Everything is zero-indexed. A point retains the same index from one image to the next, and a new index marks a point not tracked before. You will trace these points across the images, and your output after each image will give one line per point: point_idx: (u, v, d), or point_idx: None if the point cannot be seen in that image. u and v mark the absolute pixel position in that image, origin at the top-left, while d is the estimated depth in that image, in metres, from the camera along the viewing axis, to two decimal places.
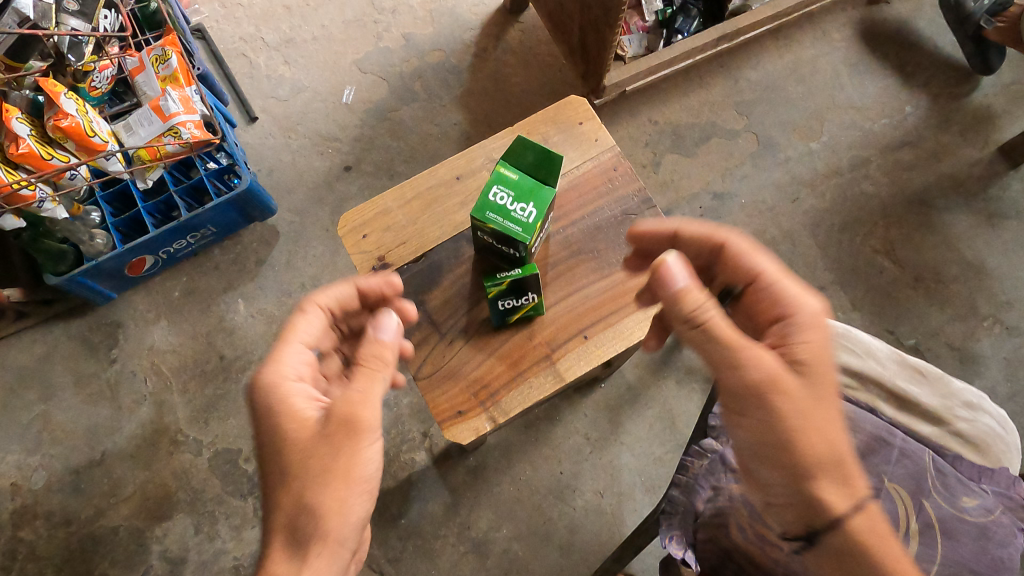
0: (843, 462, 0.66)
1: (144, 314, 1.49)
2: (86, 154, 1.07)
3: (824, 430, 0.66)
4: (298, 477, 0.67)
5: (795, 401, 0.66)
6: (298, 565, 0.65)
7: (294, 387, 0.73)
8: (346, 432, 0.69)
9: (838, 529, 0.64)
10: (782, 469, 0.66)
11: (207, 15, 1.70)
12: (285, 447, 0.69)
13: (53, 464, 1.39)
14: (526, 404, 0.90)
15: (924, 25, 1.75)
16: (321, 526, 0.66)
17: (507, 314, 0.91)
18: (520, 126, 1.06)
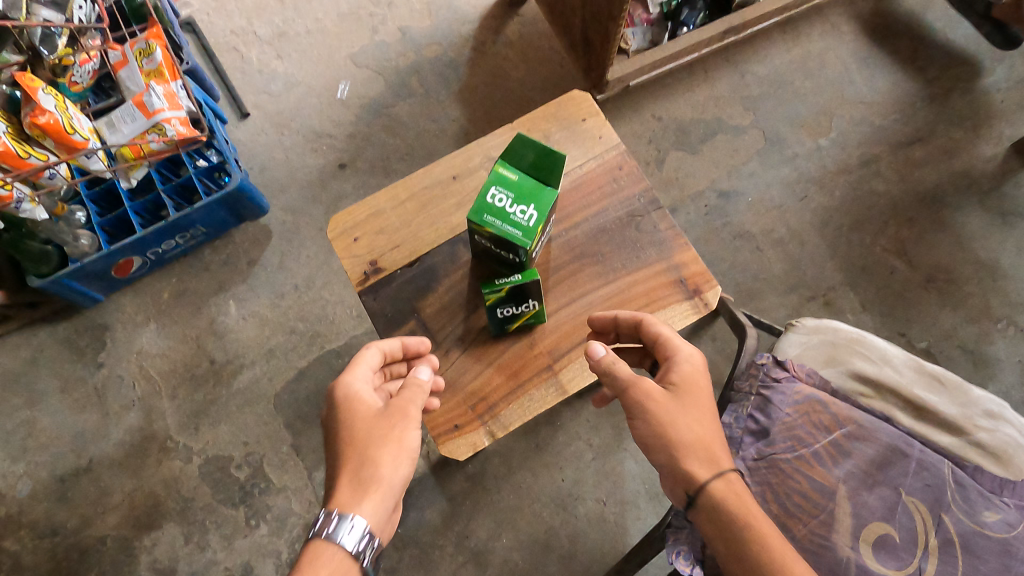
0: (709, 446, 0.74)
1: (132, 316, 1.45)
2: (65, 152, 1.03)
3: (691, 425, 0.74)
4: (359, 440, 0.72)
5: (660, 404, 0.75)
6: (357, 502, 0.69)
7: (356, 379, 0.78)
8: (402, 413, 0.75)
9: (705, 496, 0.71)
10: (661, 456, 0.75)
11: (197, 8, 1.65)
12: (348, 418, 0.74)
13: (39, 472, 1.35)
14: (525, 417, 0.85)
15: (935, 17, 1.70)
16: (374, 475, 0.70)
17: (505, 321, 0.86)
18: (520, 122, 1.01)
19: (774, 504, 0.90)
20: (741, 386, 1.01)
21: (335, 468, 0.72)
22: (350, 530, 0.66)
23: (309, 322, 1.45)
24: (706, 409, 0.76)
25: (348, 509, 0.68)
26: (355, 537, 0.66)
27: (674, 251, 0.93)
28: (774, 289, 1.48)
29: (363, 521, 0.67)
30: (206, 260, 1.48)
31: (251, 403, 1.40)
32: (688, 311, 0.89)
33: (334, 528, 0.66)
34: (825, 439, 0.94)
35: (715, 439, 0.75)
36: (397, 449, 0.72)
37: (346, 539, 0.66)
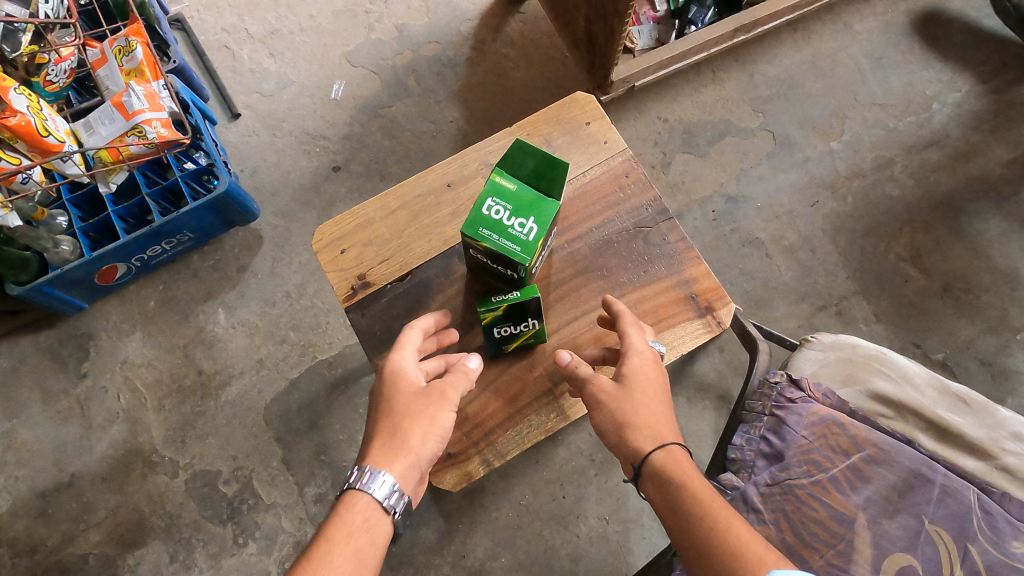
0: (655, 423, 0.70)
1: (117, 324, 1.39)
2: (39, 156, 0.97)
3: (637, 408, 0.71)
4: (397, 410, 0.69)
5: (607, 392, 0.73)
6: (388, 462, 0.65)
7: (401, 355, 0.74)
8: (443, 394, 0.71)
9: (646, 466, 0.68)
10: (611, 440, 0.72)
11: (187, 5, 1.60)
12: (390, 386, 0.71)
13: (18, 487, 1.29)
14: (524, 446, 0.81)
15: (952, 16, 1.65)
16: (405, 442, 0.67)
17: (503, 340, 0.81)
18: (520, 126, 0.95)
19: (788, 533, 0.84)
20: (753, 406, 0.95)
21: (369, 433, 0.69)
22: (382, 485, 0.63)
23: (300, 331, 1.39)
24: (656, 392, 0.73)
25: (379, 467, 0.65)
26: (387, 492, 0.63)
27: (684, 265, 0.87)
28: (784, 298, 1.43)
29: (394, 481, 0.64)
30: (194, 266, 1.43)
31: (240, 416, 1.35)
32: (699, 329, 0.84)
33: (367, 480, 0.63)
34: (843, 463, 0.88)
35: (665, 416, 0.72)
36: (430, 424, 0.69)
37: (377, 492, 0.63)
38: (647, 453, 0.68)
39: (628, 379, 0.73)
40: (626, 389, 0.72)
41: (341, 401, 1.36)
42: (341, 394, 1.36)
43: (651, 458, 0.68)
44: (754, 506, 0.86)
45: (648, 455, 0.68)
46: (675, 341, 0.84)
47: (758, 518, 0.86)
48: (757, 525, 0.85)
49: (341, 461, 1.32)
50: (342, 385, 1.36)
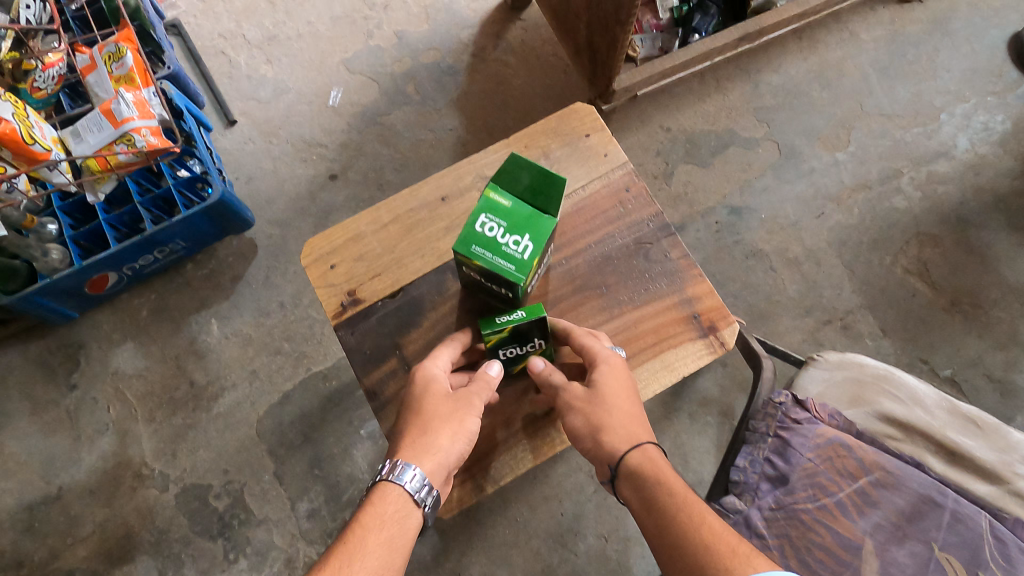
0: (629, 424, 0.70)
1: (108, 334, 1.37)
2: (25, 164, 0.95)
3: (611, 411, 0.71)
4: (426, 410, 0.69)
5: (580, 396, 0.72)
6: (416, 457, 0.65)
7: (434, 361, 0.74)
8: (471, 399, 0.71)
9: (622, 467, 0.67)
10: (585, 444, 0.71)
11: (184, 10, 1.58)
12: (420, 389, 0.71)
13: (5, 500, 1.27)
14: (518, 470, 0.79)
15: (960, 25, 1.62)
16: (435, 441, 0.67)
17: (509, 361, 0.80)
18: (518, 138, 0.93)
19: (793, 560, 0.81)
20: (757, 426, 0.92)
21: (399, 431, 0.69)
22: (413, 476, 0.64)
23: (295, 342, 1.37)
24: (628, 394, 0.73)
25: (409, 461, 0.65)
26: (418, 484, 0.63)
27: (686, 283, 0.84)
28: (788, 312, 1.40)
29: (423, 474, 0.64)
30: (187, 275, 1.41)
31: (232, 428, 1.32)
32: (702, 350, 0.81)
33: (397, 470, 0.64)
34: (850, 487, 0.85)
35: (638, 417, 0.71)
36: (459, 426, 0.69)
37: (408, 482, 0.63)
38: (622, 453, 0.68)
39: (599, 383, 0.73)
40: (597, 393, 0.72)
41: (336, 414, 1.33)
42: (335, 407, 1.33)
43: (626, 458, 0.67)
44: (757, 531, 0.83)
45: (622, 456, 0.68)
46: (676, 362, 0.81)
47: (762, 544, 0.83)
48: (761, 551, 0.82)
49: (334, 476, 1.29)
50: (337, 398, 1.34)
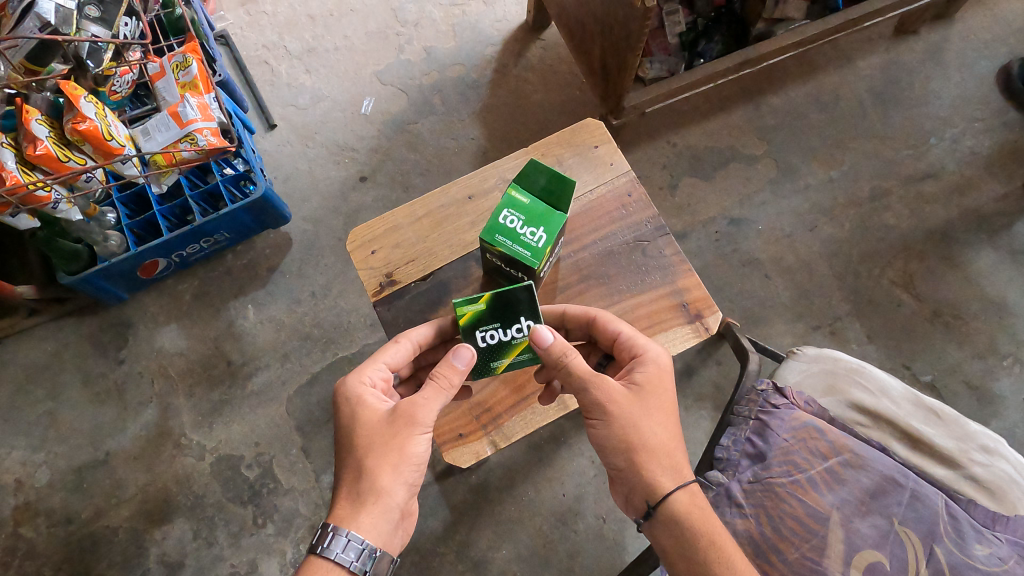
0: (670, 453, 0.78)
1: (154, 315, 1.50)
2: (102, 157, 1.08)
3: (655, 432, 0.78)
4: (360, 451, 0.76)
5: (624, 403, 0.78)
6: (355, 515, 0.73)
7: (367, 391, 0.81)
8: (406, 422, 0.77)
9: (667, 505, 0.76)
10: (619, 459, 0.78)
11: (231, 22, 1.72)
12: (355, 426, 0.78)
13: (57, 462, 1.39)
14: (528, 428, 0.90)
15: (952, 55, 1.73)
16: (374, 487, 0.74)
17: (494, 351, 0.85)
18: (534, 147, 1.05)
19: (767, 527, 0.92)
20: (740, 410, 1.03)
21: (343, 473, 0.77)
22: (346, 548, 0.71)
23: (323, 329, 1.49)
24: (669, 413, 0.80)
25: (344, 524, 0.72)
26: (353, 555, 0.71)
27: (679, 276, 0.96)
28: (780, 317, 1.51)
29: (359, 536, 0.71)
30: (227, 264, 1.53)
31: (264, 405, 1.44)
32: (688, 334, 0.92)
33: (329, 545, 0.71)
34: (820, 465, 0.96)
35: (675, 445, 0.79)
36: (398, 458, 0.75)
37: (342, 556, 0.70)
38: (671, 493, 0.76)
39: (645, 398, 0.79)
40: (640, 406, 0.79)
41: None
42: None
43: (675, 499, 0.76)
44: (737, 500, 0.94)
45: (670, 495, 0.76)
46: (668, 343, 0.92)
47: (740, 511, 0.94)
48: (738, 517, 0.93)
49: None
50: None
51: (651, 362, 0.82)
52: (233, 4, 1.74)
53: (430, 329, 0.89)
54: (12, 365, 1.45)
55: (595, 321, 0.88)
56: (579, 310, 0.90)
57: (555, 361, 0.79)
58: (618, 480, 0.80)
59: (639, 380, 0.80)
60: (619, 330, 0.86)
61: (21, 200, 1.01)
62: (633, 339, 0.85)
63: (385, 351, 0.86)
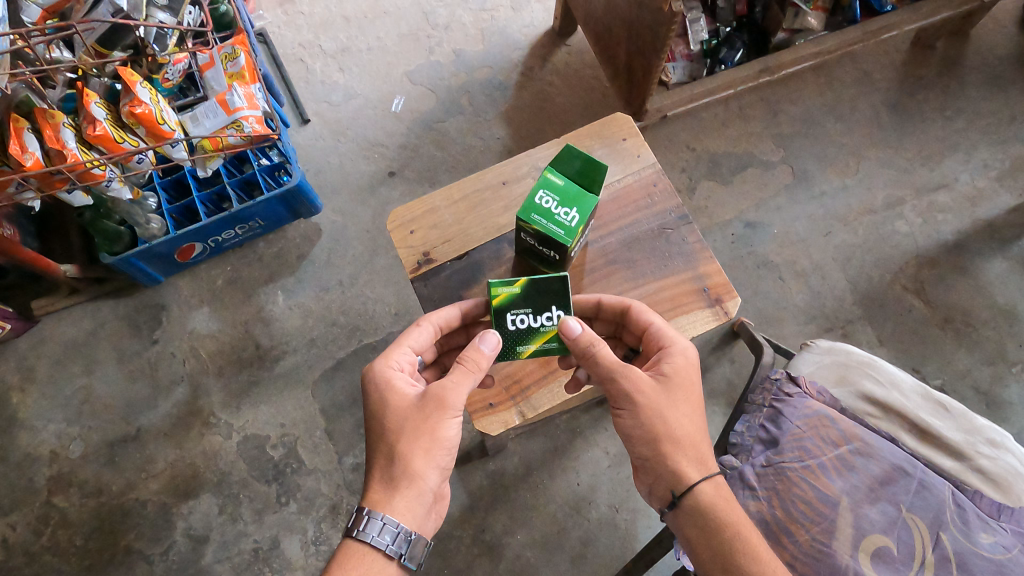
0: (696, 445, 0.81)
1: (187, 298, 1.56)
2: (153, 140, 1.14)
3: (681, 423, 0.81)
4: (392, 436, 0.78)
5: (652, 394, 0.80)
6: (388, 499, 0.76)
7: (396, 374, 0.83)
8: (437, 406, 0.79)
9: (692, 497, 0.78)
10: (645, 448, 0.80)
11: (270, 21, 1.80)
12: (385, 410, 0.80)
13: (91, 435, 1.45)
14: (555, 401, 0.96)
15: (968, 70, 1.77)
16: (407, 472, 0.76)
17: (521, 335, 0.89)
18: (566, 138, 1.11)
19: (779, 509, 0.95)
20: (755, 398, 1.07)
21: (374, 457, 0.79)
22: (382, 532, 0.74)
23: (349, 316, 1.54)
24: (694, 405, 0.82)
25: (378, 508, 0.75)
26: (388, 538, 0.74)
27: (701, 263, 1.01)
28: (793, 318, 1.54)
29: (394, 520, 0.74)
30: (259, 251, 1.59)
31: (291, 388, 1.49)
32: (708, 317, 0.98)
33: (365, 528, 0.74)
34: (832, 452, 0.99)
35: (700, 437, 0.82)
36: (430, 443, 0.78)
37: (377, 539, 0.73)
38: (697, 484, 0.79)
39: (672, 389, 0.82)
40: (667, 396, 0.81)
41: None
42: None
43: (701, 490, 0.78)
44: (750, 483, 0.98)
45: (696, 486, 0.78)
46: (687, 325, 0.97)
47: (752, 493, 0.97)
48: (751, 500, 0.97)
49: None
50: None
51: (680, 355, 0.85)
52: (272, 4, 1.82)
53: (452, 313, 0.92)
54: (52, 341, 1.51)
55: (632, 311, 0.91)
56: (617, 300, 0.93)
57: (585, 351, 0.82)
58: (643, 472, 0.82)
59: (667, 372, 0.83)
60: (651, 323, 0.89)
61: (78, 177, 1.08)
62: (662, 331, 0.88)
63: (408, 335, 0.88)
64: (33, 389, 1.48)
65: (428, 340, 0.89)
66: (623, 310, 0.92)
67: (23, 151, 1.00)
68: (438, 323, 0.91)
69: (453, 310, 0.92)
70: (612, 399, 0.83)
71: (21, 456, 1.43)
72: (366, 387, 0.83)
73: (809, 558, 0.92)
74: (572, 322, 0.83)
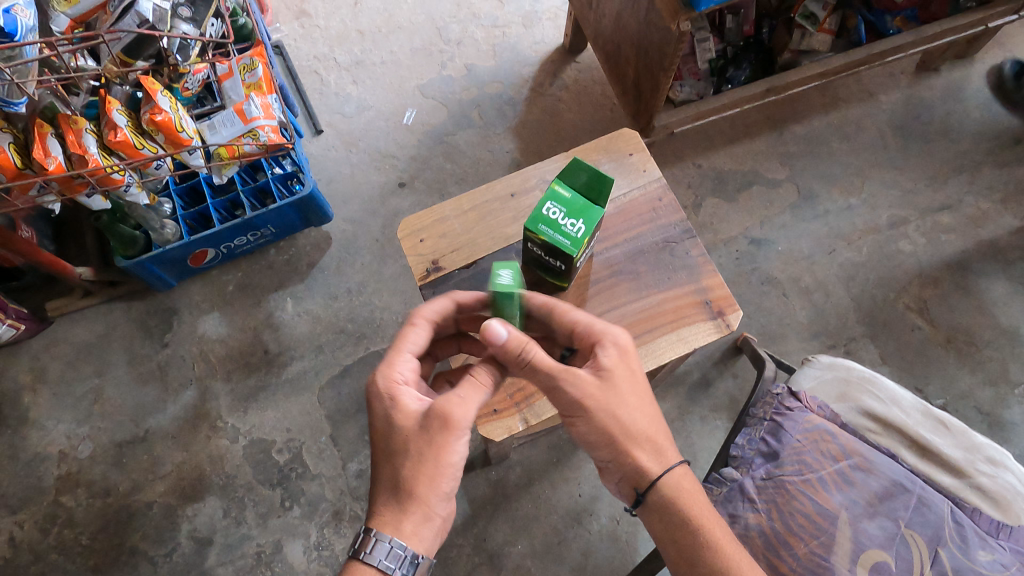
0: (654, 439, 0.81)
1: (198, 303, 1.58)
2: (171, 146, 1.17)
3: (633, 418, 0.80)
4: (395, 458, 0.76)
5: (598, 396, 0.78)
6: (396, 522, 0.75)
7: (401, 391, 0.80)
8: (443, 425, 0.76)
9: (655, 492, 0.79)
10: (605, 452, 0.81)
11: (286, 34, 1.85)
12: (392, 432, 0.78)
13: (100, 437, 1.47)
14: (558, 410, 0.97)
15: (971, 93, 1.80)
16: (412, 496, 0.75)
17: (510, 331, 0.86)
18: (575, 152, 1.15)
19: (778, 522, 0.95)
20: (756, 413, 1.08)
21: (378, 478, 0.78)
22: (389, 555, 0.73)
23: (357, 323, 1.56)
24: (643, 395, 0.81)
25: (385, 531, 0.74)
26: (394, 562, 0.73)
27: (704, 277, 1.03)
28: (797, 334, 1.55)
29: (402, 544, 0.73)
30: (270, 258, 1.62)
31: (298, 393, 1.51)
32: (711, 329, 0.99)
33: (373, 552, 0.73)
34: (831, 467, 0.99)
35: (660, 429, 0.82)
36: (436, 471, 0.76)
37: (384, 562, 0.73)
38: (658, 478, 0.79)
39: (617, 385, 0.80)
40: (614, 394, 0.79)
41: None
42: None
43: (662, 484, 0.79)
44: (750, 495, 0.98)
45: (659, 480, 0.79)
46: (689, 337, 0.99)
47: (752, 506, 0.97)
48: (750, 512, 0.97)
49: None
50: None
51: (614, 347, 0.82)
52: (289, 18, 1.87)
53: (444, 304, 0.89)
54: (65, 342, 1.54)
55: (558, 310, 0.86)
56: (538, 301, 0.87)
57: (518, 356, 0.77)
58: (606, 468, 0.83)
59: (605, 369, 0.80)
60: (580, 318, 0.85)
61: (98, 182, 1.11)
62: (591, 325, 0.85)
63: (406, 339, 0.85)
64: (44, 389, 1.50)
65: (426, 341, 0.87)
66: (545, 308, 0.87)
67: (46, 156, 1.03)
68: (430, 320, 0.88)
69: (451, 301, 0.90)
70: (560, 404, 0.80)
71: (30, 455, 1.45)
72: (370, 407, 0.81)
73: (807, 571, 0.92)
74: (496, 325, 0.75)
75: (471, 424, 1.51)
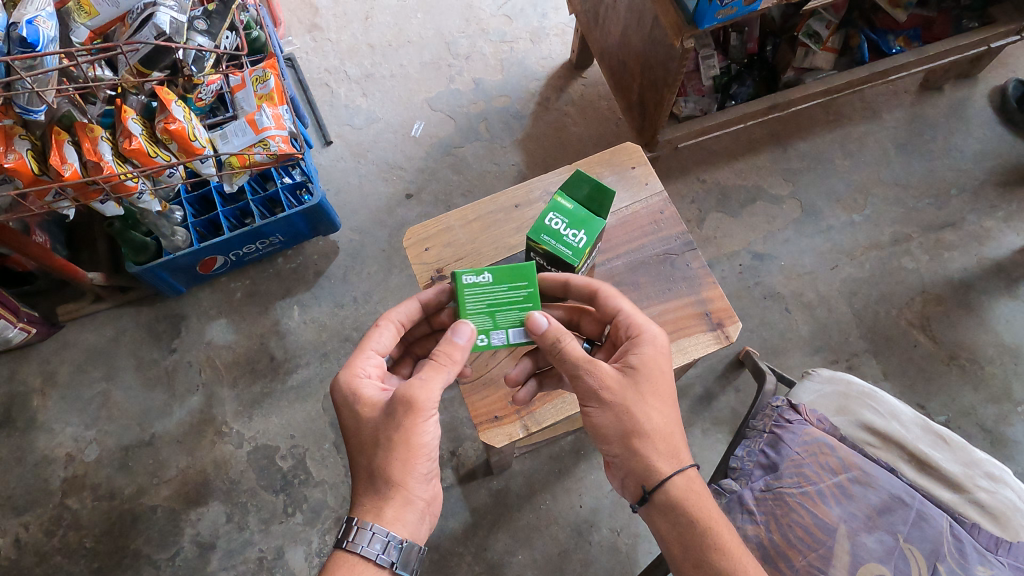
0: (667, 438, 0.81)
1: (206, 309, 1.61)
2: (184, 155, 1.21)
3: (651, 416, 0.80)
4: (370, 448, 0.77)
5: (617, 391, 0.80)
6: (377, 509, 0.75)
7: (362, 385, 0.82)
8: (408, 409, 0.76)
9: (661, 493, 0.79)
10: (615, 447, 0.81)
11: (298, 47, 1.88)
12: (359, 423, 0.79)
13: (107, 440, 1.48)
14: (558, 416, 0.99)
15: (974, 112, 1.82)
16: (389, 483, 0.76)
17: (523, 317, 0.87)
18: (578, 165, 1.17)
19: (777, 534, 0.95)
20: (755, 425, 1.09)
21: (354, 470, 0.79)
22: (372, 541, 0.73)
23: (362, 331, 1.57)
24: (663, 395, 0.82)
25: (367, 519, 0.74)
26: (379, 547, 0.73)
27: (704, 288, 1.04)
28: (798, 349, 1.56)
29: (384, 529, 0.73)
30: (278, 266, 1.65)
31: (301, 400, 1.52)
32: (710, 340, 1.00)
33: (355, 539, 0.73)
34: (830, 480, 0.99)
35: (674, 429, 0.82)
36: (407, 453, 0.76)
37: (368, 549, 0.72)
38: (669, 477, 0.79)
39: (641, 382, 0.81)
40: (636, 391, 0.81)
41: None
42: None
43: (673, 483, 0.79)
44: (749, 507, 0.98)
45: (669, 478, 0.79)
46: (689, 347, 1.00)
47: (751, 517, 0.98)
48: (750, 524, 0.97)
49: None
50: None
51: (645, 345, 0.84)
52: (302, 31, 1.91)
53: (410, 306, 0.92)
54: (74, 346, 1.56)
55: (604, 298, 0.90)
56: (590, 285, 0.91)
57: (552, 345, 0.82)
58: (614, 463, 0.83)
59: (634, 363, 0.82)
60: (621, 309, 0.89)
61: (112, 188, 1.13)
62: (630, 316, 0.88)
63: (370, 340, 0.88)
64: (53, 392, 1.52)
65: (393, 340, 0.89)
66: (592, 293, 0.91)
67: (62, 162, 1.06)
68: (397, 320, 0.90)
69: (416, 300, 0.93)
70: (582, 392, 0.82)
71: (38, 457, 1.47)
72: (336, 406, 0.82)
73: None
74: (537, 320, 0.81)
75: (474, 433, 1.52)
